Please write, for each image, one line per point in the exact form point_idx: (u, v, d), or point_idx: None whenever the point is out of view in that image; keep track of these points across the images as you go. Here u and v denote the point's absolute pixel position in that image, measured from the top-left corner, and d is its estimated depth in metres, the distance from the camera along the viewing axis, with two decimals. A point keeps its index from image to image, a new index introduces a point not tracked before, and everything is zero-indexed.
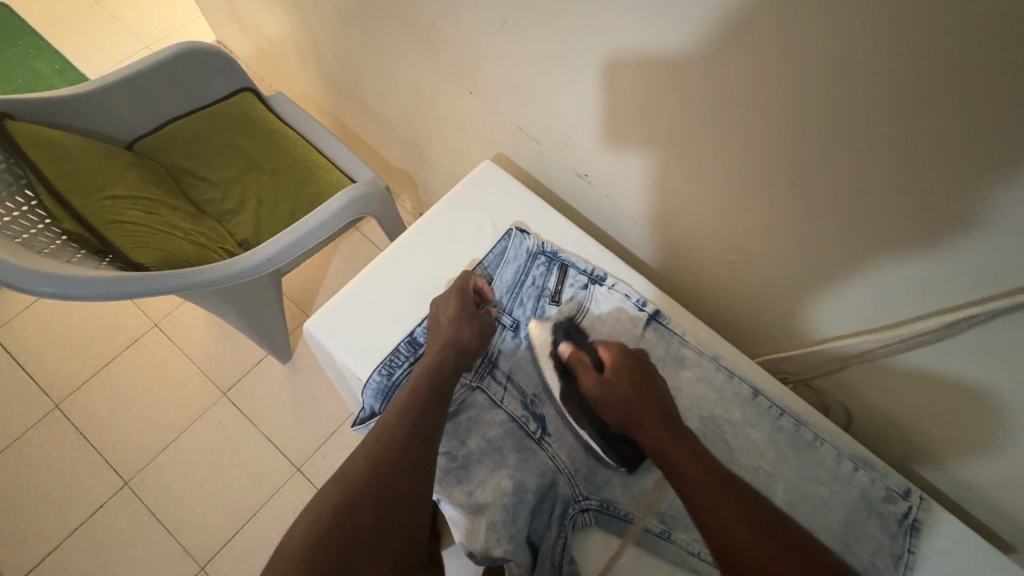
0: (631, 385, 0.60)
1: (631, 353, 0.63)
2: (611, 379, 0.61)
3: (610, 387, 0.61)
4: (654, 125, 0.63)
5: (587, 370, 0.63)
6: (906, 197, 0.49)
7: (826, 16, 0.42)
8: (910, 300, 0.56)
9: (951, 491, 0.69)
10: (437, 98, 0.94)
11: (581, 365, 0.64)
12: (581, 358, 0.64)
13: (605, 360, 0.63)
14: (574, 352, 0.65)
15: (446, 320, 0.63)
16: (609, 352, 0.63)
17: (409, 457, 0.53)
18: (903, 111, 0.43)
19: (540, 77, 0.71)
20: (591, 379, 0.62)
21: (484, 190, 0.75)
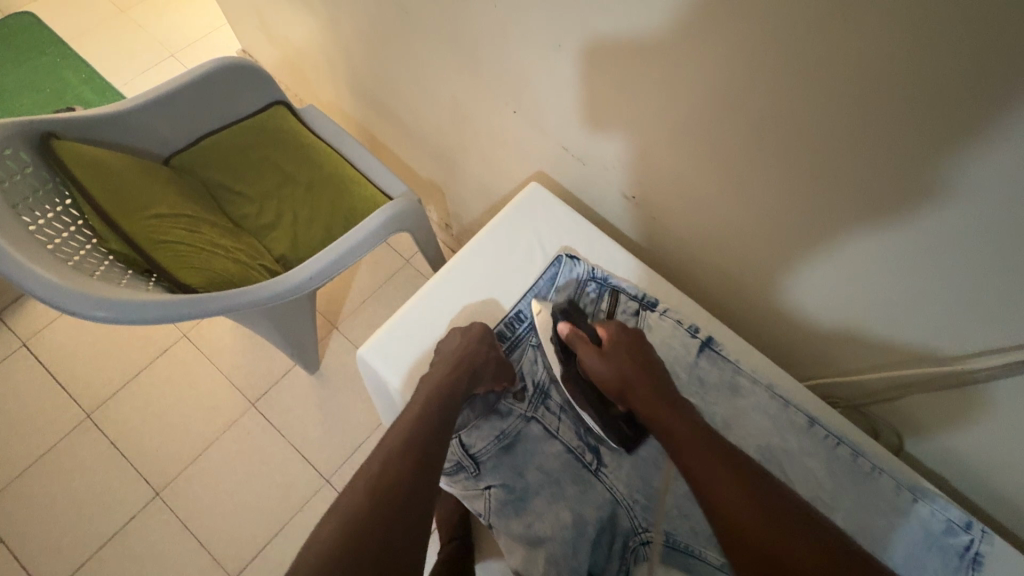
0: (629, 362, 0.61)
1: (630, 333, 0.64)
2: (609, 352, 0.62)
3: (609, 362, 0.61)
4: (711, 151, 0.62)
5: (585, 345, 0.63)
6: (993, 235, 0.48)
7: (935, 54, 0.40)
8: (981, 331, 0.55)
9: (1005, 519, 0.69)
10: (476, 115, 0.93)
11: (580, 342, 0.64)
12: (578, 335, 0.64)
13: (604, 336, 0.64)
14: (573, 332, 0.64)
15: (466, 338, 0.62)
16: (607, 330, 0.64)
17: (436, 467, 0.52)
18: (1007, 153, 0.42)
19: (588, 99, 0.71)
20: (588, 352, 0.62)
21: (532, 212, 0.74)
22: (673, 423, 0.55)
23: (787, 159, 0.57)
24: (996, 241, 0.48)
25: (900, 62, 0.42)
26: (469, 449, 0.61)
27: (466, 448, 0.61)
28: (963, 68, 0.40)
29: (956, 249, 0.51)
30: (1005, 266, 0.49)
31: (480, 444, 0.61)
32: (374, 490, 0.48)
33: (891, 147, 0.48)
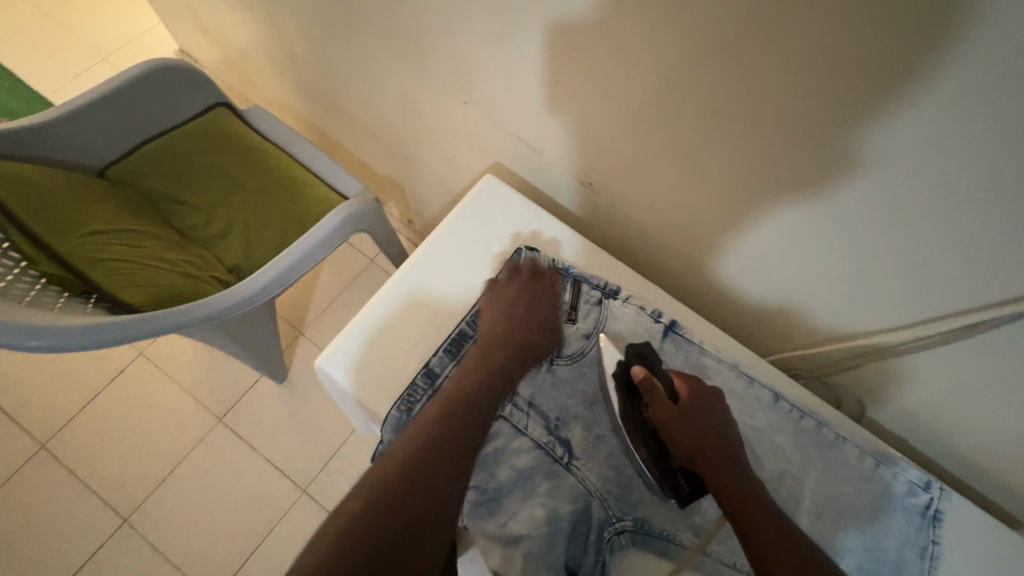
0: (703, 423, 0.55)
1: (710, 394, 0.58)
2: (686, 414, 0.56)
3: (685, 419, 0.55)
4: (663, 134, 0.62)
5: (659, 397, 0.57)
6: (937, 208, 0.49)
7: (873, 31, 0.40)
8: (931, 299, 0.57)
9: (960, 473, 0.72)
10: (427, 107, 0.91)
11: (653, 391, 0.57)
12: (654, 385, 0.58)
13: (683, 392, 0.58)
14: (648, 377, 0.58)
15: (496, 327, 0.63)
16: (683, 381, 0.59)
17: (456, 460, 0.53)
18: (942, 125, 0.43)
19: (537, 87, 0.69)
20: (665, 408, 0.56)
21: (488, 205, 0.72)
22: (741, 498, 0.49)
23: (735, 140, 0.56)
24: (941, 213, 0.49)
25: (836, 40, 0.42)
26: None
27: None
28: (893, 43, 0.40)
29: (905, 222, 0.52)
30: (951, 237, 0.50)
31: None
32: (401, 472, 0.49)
33: (834, 121, 0.48)
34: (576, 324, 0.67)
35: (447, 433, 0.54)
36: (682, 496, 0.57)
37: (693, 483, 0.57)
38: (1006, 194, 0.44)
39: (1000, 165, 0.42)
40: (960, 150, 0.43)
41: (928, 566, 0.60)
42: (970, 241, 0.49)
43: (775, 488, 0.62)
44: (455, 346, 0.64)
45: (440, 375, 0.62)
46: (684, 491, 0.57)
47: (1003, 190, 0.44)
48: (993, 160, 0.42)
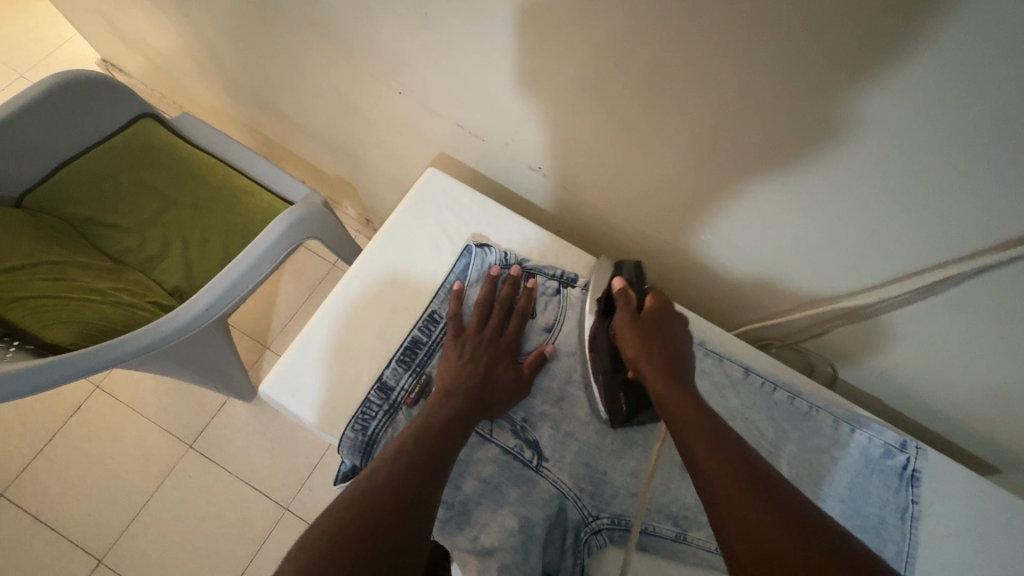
0: (664, 338, 0.53)
1: (677, 312, 0.56)
2: (644, 323, 0.54)
3: (643, 332, 0.54)
4: (608, 110, 0.58)
5: (626, 305, 0.56)
6: (895, 167, 0.46)
7: None
8: (898, 259, 0.55)
9: (934, 425, 0.72)
10: (363, 101, 0.85)
11: (625, 300, 0.56)
12: (626, 292, 0.57)
13: (649, 305, 0.55)
14: (622, 288, 0.57)
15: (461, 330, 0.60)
16: (656, 296, 0.57)
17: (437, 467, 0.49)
18: (898, 76, 0.40)
19: (472, 70, 0.64)
20: (625, 314, 0.55)
21: (433, 201, 0.68)
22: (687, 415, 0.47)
23: (683, 111, 0.53)
24: (900, 171, 0.46)
25: None
26: None
27: None
28: None
29: (864, 184, 0.50)
30: (914, 194, 0.48)
31: None
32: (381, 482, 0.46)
33: (784, 83, 0.45)
34: (535, 318, 0.64)
35: (422, 442, 0.50)
36: (618, 417, 0.58)
37: (635, 401, 0.57)
38: (966, 145, 0.42)
39: (954, 113, 0.40)
40: (914, 104, 0.41)
41: (910, 526, 0.59)
42: (930, 196, 0.47)
43: None
44: (408, 355, 0.60)
45: (395, 388, 0.58)
46: (625, 412, 0.57)
47: (959, 140, 0.41)
48: (953, 112, 0.40)
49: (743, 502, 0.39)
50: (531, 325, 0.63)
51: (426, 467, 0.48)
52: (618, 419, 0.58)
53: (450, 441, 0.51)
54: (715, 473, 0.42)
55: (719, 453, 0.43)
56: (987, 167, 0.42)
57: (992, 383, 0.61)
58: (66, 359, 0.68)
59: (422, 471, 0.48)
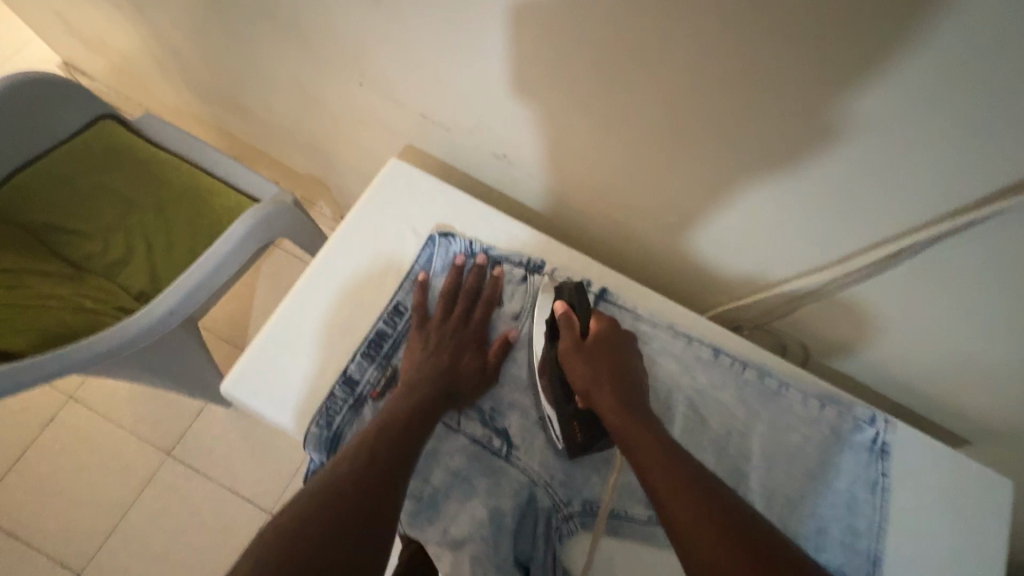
0: (609, 365, 0.54)
1: (622, 338, 0.57)
2: (589, 350, 0.55)
3: (590, 360, 0.54)
4: (565, 93, 0.57)
5: (571, 331, 0.56)
6: (855, 133, 0.45)
7: None
8: (861, 231, 0.54)
9: (903, 398, 0.73)
10: (326, 95, 0.84)
11: (569, 326, 0.57)
12: (571, 317, 0.57)
13: (591, 331, 0.56)
14: (566, 313, 0.57)
15: (424, 324, 0.60)
16: (599, 320, 0.57)
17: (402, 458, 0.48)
18: (842, 45, 0.39)
19: (429, 57, 0.63)
20: (569, 343, 0.56)
21: (396, 191, 0.67)
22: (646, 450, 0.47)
23: (638, 91, 0.52)
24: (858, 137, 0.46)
25: None
26: None
27: None
28: None
29: (824, 154, 0.49)
30: (872, 164, 0.47)
31: None
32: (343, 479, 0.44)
33: (733, 57, 0.44)
34: (501, 306, 0.63)
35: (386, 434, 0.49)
36: (575, 446, 0.56)
37: (587, 431, 0.56)
38: (912, 111, 0.42)
39: (908, 72, 0.39)
40: (869, 64, 0.40)
41: (881, 498, 0.60)
42: (889, 163, 0.47)
43: (723, 445, 0.61)
44: (373, 348, 0.59)
45: (360, 382, 0.57)
46: (580, 441, 0.56)
47: (915, 100, 0.41)
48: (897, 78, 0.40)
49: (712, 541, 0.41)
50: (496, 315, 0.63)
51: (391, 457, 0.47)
52: (574, 449, 0.56)
53: (415, 431, 0.50)
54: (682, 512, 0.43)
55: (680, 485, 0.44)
56: (945, 128, 0.42)
57: (956, 354, 0.61)
58: (11, 371, 0.65)
59: (386, 462, 0.47)
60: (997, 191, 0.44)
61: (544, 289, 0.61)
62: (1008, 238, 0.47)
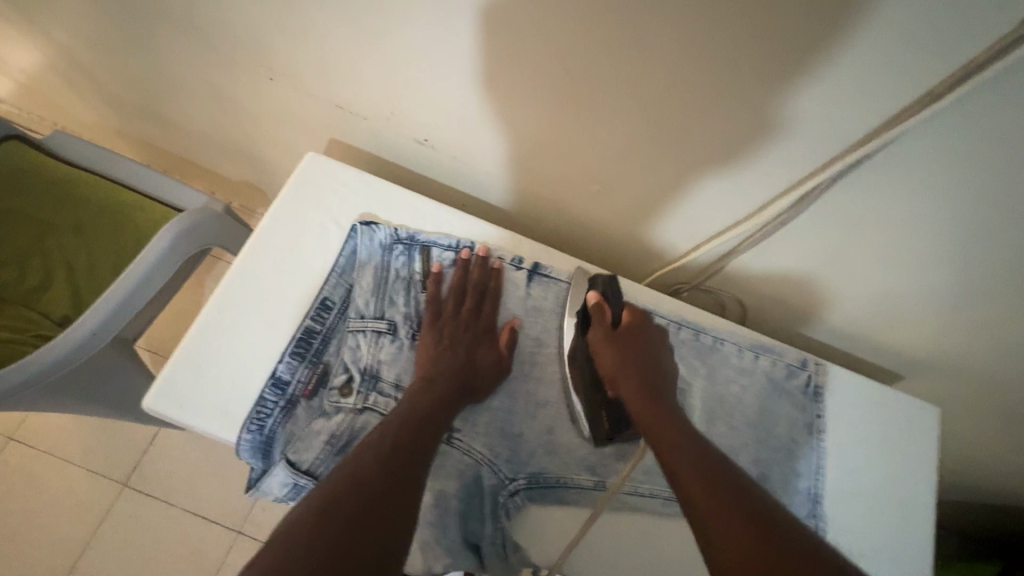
0: (636, 352, 0.56)
1: (651, 329, 0.59)
2: (619, 338, 0.57)
3: (618, 347, 0.57)
4: (469, 69, 0.56)
5: (600, 322, 0.59)
6: (742, 84, 0.46)
7: None
8: (769, 181, 0.55)
9: (839, 342, 0.76)
10: (240, 94, 0.80)
11: (600, 315, 0.59)
12: (602, 307, 0.60)
13: (624, 320, 0.59)
14: (597, 303, 0.60)
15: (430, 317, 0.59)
16: (630, 310, 0.60)
17: (416, 450, 0.47)
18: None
19: (331, 43, 0.61)
20: (601, 330, 0.58)
21: (315, 185, 0.65)
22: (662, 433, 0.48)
23: (536, 62, 0.51)
24: (748, 87, 0.46)
25: None
26: (299, 466, 0.52)
27: (296, 466, 0.52)
28: None
29: (719, 109, 0.49)
30: (766, 112, 0.48)
31: (310, 457, 0.52)
32: (362, 464, 0.44)
33: (615, 19, 0.44)
34: None
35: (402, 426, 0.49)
36: (603, 434, 0.57)
37: (614, 417, 0.57)
38: (789, 58, 0.42)
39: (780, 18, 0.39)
40: (746, 12, 0.40)
41: (817, 439, 0.62)
42: (782, 110, 0.47)
43: None
44: (303, 346, 0.57)
45: (290, 382, 0.56)
46: (607, 428, 0.57)
47: (792, 43, 0.41)
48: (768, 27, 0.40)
49: (714, 507, 0.40)
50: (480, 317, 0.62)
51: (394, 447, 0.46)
52: (600, 438, 0.57)
53: (429, 424, 0.50)
54: (692, 483, 0.42)
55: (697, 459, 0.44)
56: (825, 68, 0.42)
57: (877, 292, 0.64)
58: None
59: (389, 452, 0.46)
60: (879, 125, 0.46)
61: (576, 280, 0.63)
62: (901, 170, 0.48)
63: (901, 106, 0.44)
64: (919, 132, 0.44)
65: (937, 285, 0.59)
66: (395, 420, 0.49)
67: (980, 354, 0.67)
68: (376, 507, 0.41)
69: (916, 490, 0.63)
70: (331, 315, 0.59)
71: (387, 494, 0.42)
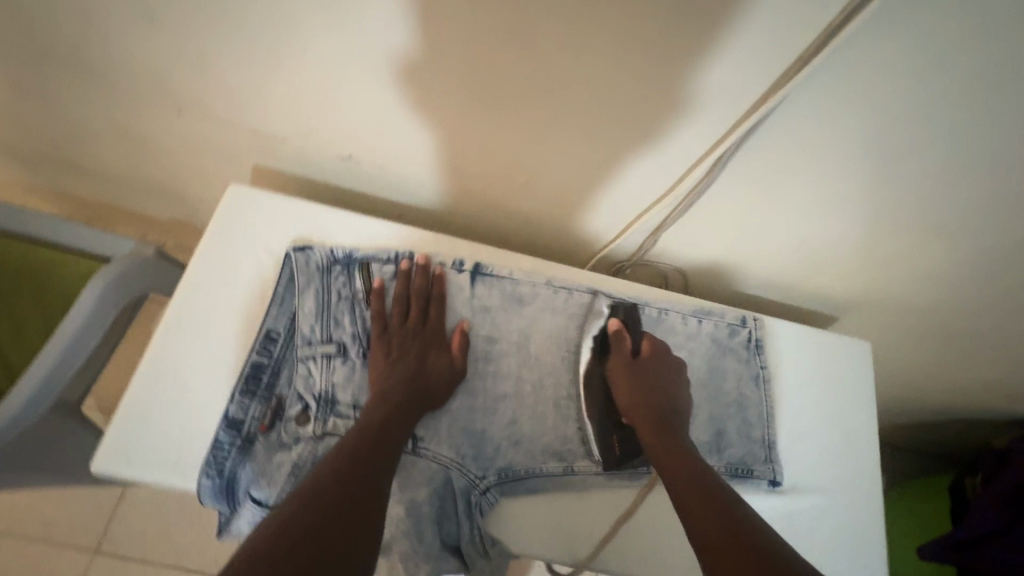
0: (648, 381, 0.59)
1: (670, 357, 0.63)
2: (636, 370, 0.60)
3: (636, 375, 0.60)
4: (377, 79, 0.56)
5: (623, 348, 0.62)
6: (638, 66, 0.47)
7: None
8: (681, 154, 0.57)
9: (775, 294, 0.80)
10: (150, 130, 0.77)
11: (621, 342, 0.63)
12: (622, 332, 0.63)
13: (643, 349, 0.63)
14: (621, 326, 0.63)
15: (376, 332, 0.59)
16: (649, 337, 0.64)
17: (378, 462, 0.47)
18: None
19: (234, 69, 0.59)
20: (620, 359, 0.61)
21: (242, 216, 0.63)
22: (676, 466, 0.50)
23: (442, 65, 0.52)
24: (642, 68, 0.47)
25: None
26: (266, 503, 0.52)
27: (262, 503, 0.52)
28: None
29: (621, 91, 0.50)
30: (659, 91, 0.50)
31: (276, 491, 0.52)
32: (330, 482, 0.43)
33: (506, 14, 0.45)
34: None
35: (360, 442, 0.48)
36: (611, 460, 0.59)
37: (626, 445, 0.60)
38: (674, 36, 0.44)
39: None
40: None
41: (764, 390, 0.66)
42: (678, 86, 0.49)
43: None
44: (252, 382, 0.56)
45: (244, 421, 0.54)
46: (617, 454, 0.59)
47: (671, 22, 0.43)
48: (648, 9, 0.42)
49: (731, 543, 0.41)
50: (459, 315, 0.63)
51: (367, 458, 0.47)
52: (609, 465, 0.59)
53: (387, 436, 0.50)
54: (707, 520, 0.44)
55: (712, 507, 0.45)
56: (708, 41, 0.44)
57: (798, 243, 0.68)
58: None
59: (348, 466, 0.45)
60: (766, 94, 0.48)
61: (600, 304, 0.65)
62: (793, 133, 0.52)
63: (777, 75, 0.47)
64: (799, 92, 0.47)
65: (849, 229, 0.64)
66: (353, 433, 0.49)
67: (891, 287, 0.73)
68: (347, 519, 0.41)
69: (858, 420, 0.68)
70: (278, 345, 0.58)
71: (355, 504, 0.42)
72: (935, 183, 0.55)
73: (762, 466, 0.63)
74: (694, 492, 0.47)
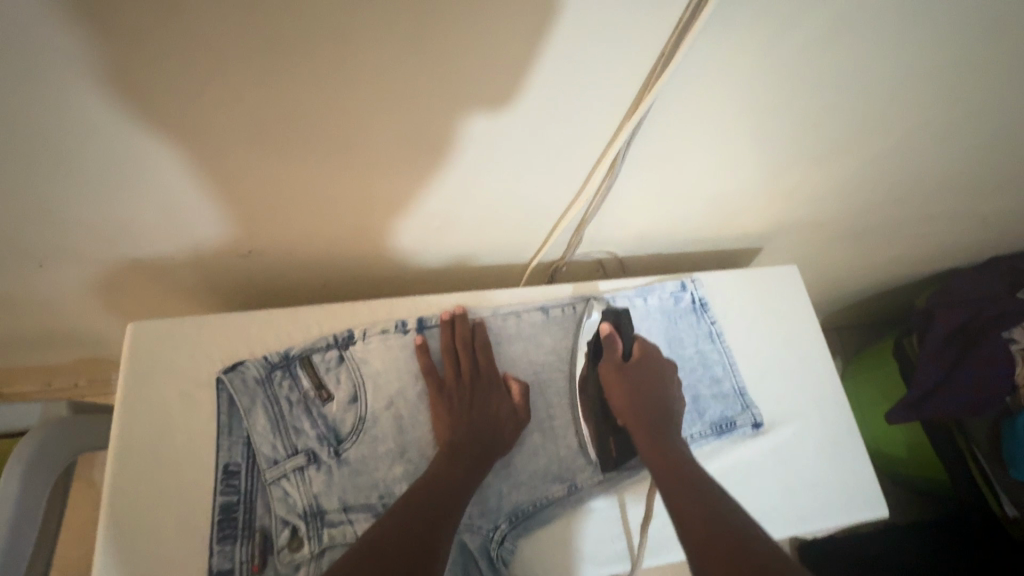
0: (644, 384, 0.62)
1: (661, 361, 0.65)
2: (629, 372, 0.63)
3: (630, 380, 0.62)
4: (254, 177, 0.52)
5: (614, 352, 0.64)
6: (515, 97, 0.47)
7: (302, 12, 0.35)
8: (580, 158, 0.58)
9: (702, 247, 0.84)
10: (14, 290, 0.68)
11: (612, 347, 0.65)
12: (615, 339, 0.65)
13: (634, 352, 0.65)
14: (614, 334, 0.65)
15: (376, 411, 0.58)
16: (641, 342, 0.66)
17: (420, 534, 0.46)
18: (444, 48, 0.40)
19: (90, 210, 0.53)
20: (611, 364, 0.63)
21: (155, 357, 0.58)
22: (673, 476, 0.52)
23: (318, 148, 0.49)
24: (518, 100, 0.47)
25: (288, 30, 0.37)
26: None
27: None
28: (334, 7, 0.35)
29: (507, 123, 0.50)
30: (545, 112, 0.50)
31: None
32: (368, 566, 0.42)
33: (368, 90, 0.43)
34: (334, 398, 0.58)
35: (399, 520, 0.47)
36: (609, 462, 0.61)
37: (622, 446, 0.62)
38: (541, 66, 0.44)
39: (515, 34, 0.40)
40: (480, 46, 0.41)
41: (720, 343, 0.70)
42: (559, 105, 0.49)
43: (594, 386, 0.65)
44: (229, 526, 0.53)
45: (233, 568, 0.51)
46: (614, 457, 0.62)
47: (535, 50, 0.43)
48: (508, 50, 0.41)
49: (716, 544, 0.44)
50: (413, 382, 0.61)
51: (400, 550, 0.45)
52: (608, 466, 0.61)
53: (422, 508, 0.49)
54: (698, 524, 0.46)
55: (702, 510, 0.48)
56: (574, 62, 0.44)
57: (708, 199, 0.71)
58: None
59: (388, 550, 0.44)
60: (641, 89, 0.49)
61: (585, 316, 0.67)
62: (675, 114, 0.53)
63: (646, 73, 0.48)
64: (673, 79, 0.48)
65: (748, 175, 0.67)
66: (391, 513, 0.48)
67: (799, 208, 0.78)
68: None
69: (807, 338, 0.73)
70: (244, 476, 0.55)
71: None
72: (810, 118, 0.59)
73: (741, 415, 0.67)
74: (692, 500, 0.49)
